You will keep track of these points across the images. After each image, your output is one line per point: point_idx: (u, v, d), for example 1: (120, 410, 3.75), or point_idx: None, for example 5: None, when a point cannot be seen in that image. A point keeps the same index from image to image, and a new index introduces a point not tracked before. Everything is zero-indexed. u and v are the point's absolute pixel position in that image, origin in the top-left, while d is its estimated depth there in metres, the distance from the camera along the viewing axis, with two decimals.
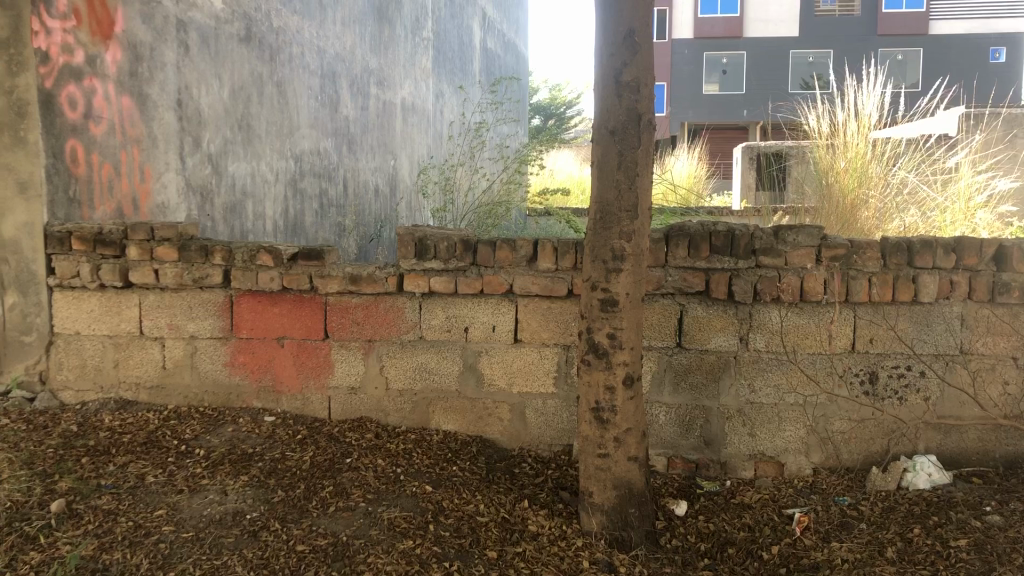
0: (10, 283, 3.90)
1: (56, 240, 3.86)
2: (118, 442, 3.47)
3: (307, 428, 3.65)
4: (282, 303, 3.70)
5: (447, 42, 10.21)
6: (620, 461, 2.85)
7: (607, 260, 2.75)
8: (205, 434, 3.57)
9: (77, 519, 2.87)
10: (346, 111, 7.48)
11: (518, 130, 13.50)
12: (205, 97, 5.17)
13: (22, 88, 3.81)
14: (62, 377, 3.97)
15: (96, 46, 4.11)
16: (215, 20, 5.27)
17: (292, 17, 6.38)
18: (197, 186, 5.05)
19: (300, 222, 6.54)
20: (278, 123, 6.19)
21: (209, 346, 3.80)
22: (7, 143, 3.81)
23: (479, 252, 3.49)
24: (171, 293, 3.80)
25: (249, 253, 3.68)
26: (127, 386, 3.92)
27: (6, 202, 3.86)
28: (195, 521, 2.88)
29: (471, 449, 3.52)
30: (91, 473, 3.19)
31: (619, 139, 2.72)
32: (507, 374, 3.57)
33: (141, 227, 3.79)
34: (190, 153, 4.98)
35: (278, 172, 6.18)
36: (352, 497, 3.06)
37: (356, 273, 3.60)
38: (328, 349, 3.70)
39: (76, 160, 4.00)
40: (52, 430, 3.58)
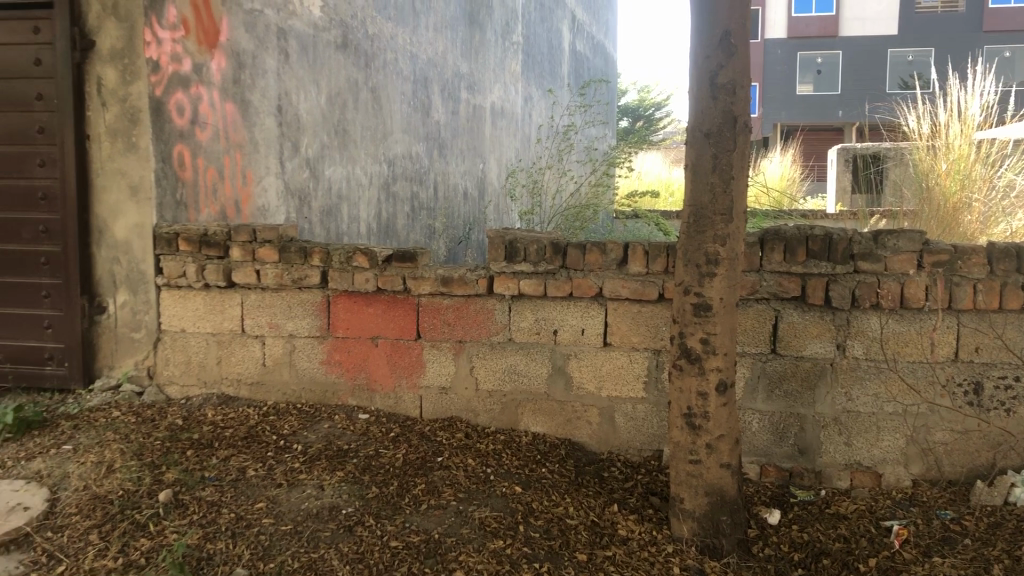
0: (122, 282, 4.10)
1: (164, 241, 4.05)
2: (220, 436, 3.61)
3: (400, 426, 3.72)
4: (376, 304, 3.79)
5: (537, 45, 10.23)
6: (712, 468, 2.82)
7: (701, 264, 2.73)
8: (302, 430, 3.67)
9: (183, 509, 3.00)
10: (437, 115, 7.59)
11: (606, 132, 13.44)
12: (304, 103, 5.34)
13: (134, 96, 4.01)
14: (168, 372, 4.14)
15: (203, 55, 4.29)
16: (314, 28, 5.43)
17: (386, 24, 6.50)
18: (295, 190, 5.23)
19: (392, 224, 6.68)
20: (372, 128, 6.32)
21: (307, 344, 3.91)
22: (120, 148, 4.04)
23: (569, 255, 3.49)
24: (271, 293, 3.92)
25: (345, 254, 3.77)
26: (228, 382, 4.06)
27: (119, 205, 4.07)
28: (294, 514, 2.97)
29: (560, 452, 3.53)
30: (196, 465, 3.32)
31: (714, 141, 2.69)
32: (596, 377, 3.56)
33: (244, 229, 3.94)
34: (289, 158, 5.16)
35: (372, 176, 6.32)
36: (443, 495, 3.11)
37: (448, 274, 3.66)
38: (419, 349, 3.77)
39: (182, 164, 4.21)
40: (159, 423, 3.75)
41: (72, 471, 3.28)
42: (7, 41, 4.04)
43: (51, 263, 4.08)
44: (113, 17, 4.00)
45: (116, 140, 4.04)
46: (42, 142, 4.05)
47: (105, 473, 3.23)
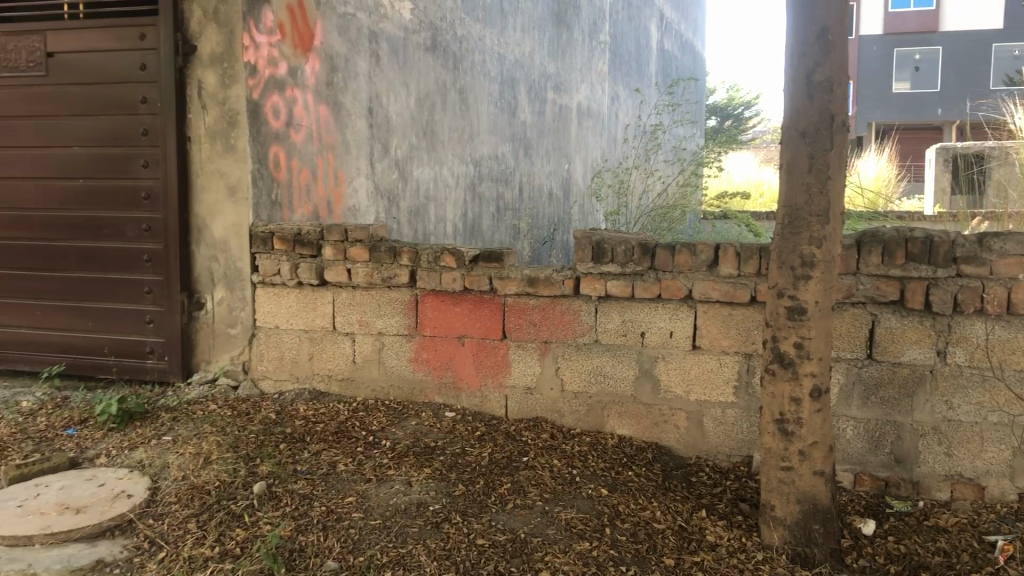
0: (220, 279, 4.24)
1: (260, 241, 4.17)
2: (312, 430, 3.69)
3: (486, 425, 3.74)
4: (463, 303, 3.82)
5: (624, 45, 10.18)
6: (805, 475, 2.75)
7: (796, 266, 2.67)
8: (390, 426, 3.73)
9: (276, 500, 3.07)
10: (524, 116, 7.61)
11: (694, 132, 13.26)
12: (394, 105, 5.42)
13: (232, 99, 4.14)
14: (262, 367, 4.26)
15: (298, 58, 4.40)
16: (404, 31, 5.50)
17: (475, 25, 6.55)
18: (384, 191, 5.32)
19: (478, 225, 6.72)
20: (460, 129, 6.38)
21: (396, 342, 3.97)
22: (219, 149, 4.18)
23: (657, 256, 3.45)
24: (362, 291, 3.99)
25: (433, 254, 3.81)
26: (320, 378, 4.15)
27: (217, 205, 4.21)
28: (382, 509, 3.02)
29: (646, 455, 3.49)
30: (289, 458, 3.41)
31: (810, 140, 2.63)
32: (684, 380, 3.51)
33: (336, 228, 4.01)
34: (379, 159, 5.26)
35: (459, 177, 6.38)
36: (529, 495, 3.12)
37: (534, 275, 3.66)
38: (505, 349, 3.78)
39: (277, 165, 4.33)
40: (254, 417, 3.86)
41: (172, 461, 3.40)
42: (114, 47, 4.21)
43: (153, 260, 4.26)
44: (213, 22, 4.13)
45: (215, 142, 4.18)
46: (145, 144, 4.22)
47: (202, 464, 3.34)
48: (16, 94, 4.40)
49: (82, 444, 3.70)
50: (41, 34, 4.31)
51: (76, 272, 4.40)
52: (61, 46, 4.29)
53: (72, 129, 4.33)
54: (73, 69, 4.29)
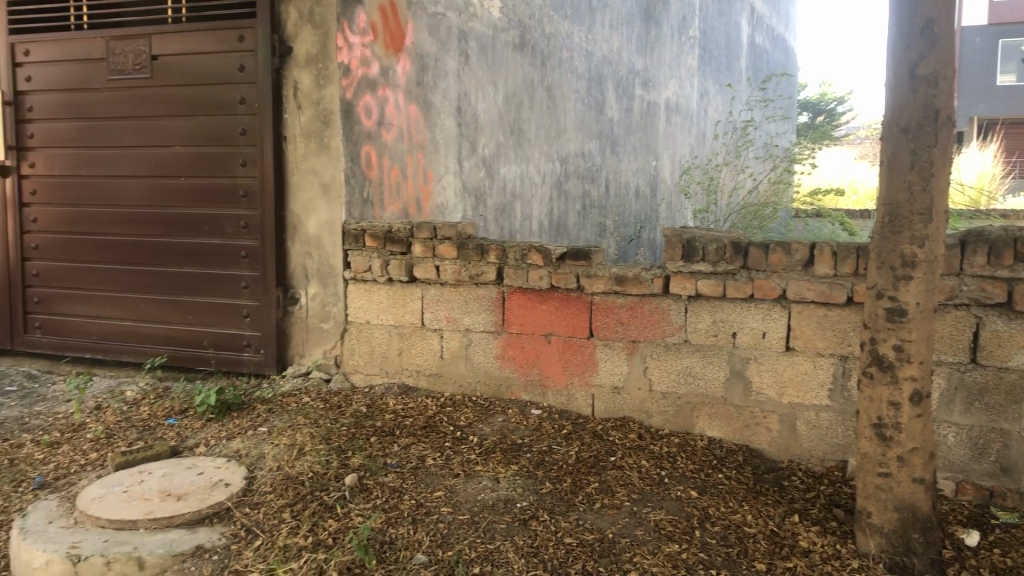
0: (313, 275, 4.35)
1: (352, 238, 4.25)
2: (401, 424, 3.75)
3: (572, 423, 3.74)
4: (550, 301, 3.82)
5: (714, 39, 10.01)
6: (904, 482, 2.66)
7: (896, 266, 2.58)
8: (478, 422, 3.76)
9: (367, 493, 3.13)
10: (611, 112, 7.57)
11: (786, 129, 12.97)
12: (482, 103, 5.46)
13: (327, 99, 4.23)
14: (353, 362, 4.34)
15: (391, 58, 4.46)
16: (493, 29, 5.53)
17: (563, 22, 6.54)
18: (471, 189, 5.37)
19: (564, 222, 6.72)
20: (547, 126, 6.38)
21: (483, 339, 3.99)
22: (314, 148, 4.28)
23: (750, 255, 3.39)
24: (450, 288, 4.03)
25: (521, 252, 3.83)
26: (408, 373, 4.20)
27: (311, 203, 4.31)
28: (470, 504, 3.04)
29: (737, 458, 3.43)
30: (379, 451, 3.47)
31: (912, 137, 2.54)
32: (777, 382, 3.44)
33: (425, 226, 4.06)
34: (467, 157, 5.31)
35: (545, 174, 6.39)
36: (617, 495, 3.10)
37: (623, 273, 3.64)
38: (593, 348, 3.77)
39: (369, 164, 4.41)
40: (345, 410, 3.94)
41: (267, 452, 3.50)
42: (215, 50, 4.35)
43: (251, 256, 4.40)
44: (309, 24, 4.23)
45: (310, 142, 4.28)
46: (244, 143, 4.35)
47: (296, 455, 3.43)
48: (123, 96, 4.60)
49: (183, 433, 3.84)
50: (147, 38, 4.49)
51: (178, 267, 4.57)
52: (165, 49, 4.46)
53: (175, 129, 4.49)
54: (176, 71, 4.45)
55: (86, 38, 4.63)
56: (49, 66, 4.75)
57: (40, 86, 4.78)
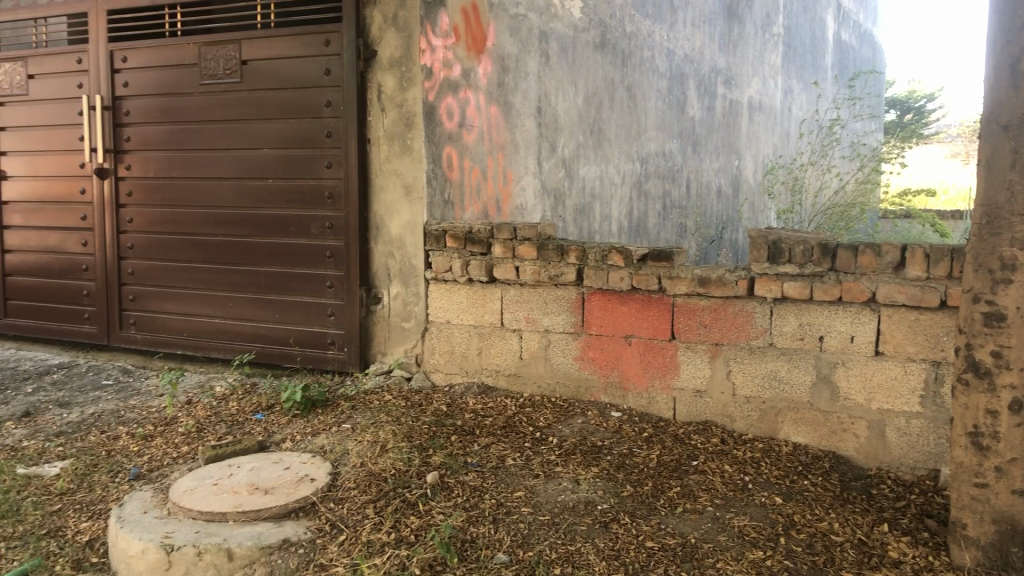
0: (395, 275, 4.41)
1: (434, 238, 4.30)
2: (481, 424, 3.77)
3: (653, 427, 3.70)
4: (631, 303, 3.80)
5: (799, 37, 9.80)
6: (1001, 494, 2.56)
7: (994, 269, 2.49)
8: (557, 423, 3.75)
9: (448, 491, 3.16)
10: (693, 112, 7.48)
11: (873, 127, 12.61)
12: (563, 104, 5.46)
13: (410, 101, 4.28)
14: (434, 361, 4.38)
15: (472, 60, 4.50)
16: (574, 29, 5.52)
17: (645, 22, 6.50)
18: (551, 190, 5.37)
19: (643, 223, 6.67)
20: (627, 126, 6.34)
21: (563, 340, 3.99)
22: (397, 150, 4.34)
23: (838, 256, 3.31)
24: (530, 289, 4.03)
25: (602, 253, 3.82)
26: (488, 372, 4.22)
27: (394, 204, 4.37)
28: (551, 505, 3.04)
29: (824, 464, 3.34)
30: (460, 450, 3.50)
31: (1013, 134, 2.44)
32: (866, 388, 3.34)
33: (506, 227, 4.07)
34: (547, 157, 5.31)
35: (625, 175, 6.35)
36: (699, 500, 3.06)
37: (706, 275, 3.59)
38: (675, 350, 3.73)
39: (451, 165, 4.45)
40: (426, 408, 3.98)
41: (351, 448, 3.57)
42: (302, 54, 4.45)
43: (336, 256, 4.50)
44: (393, 27, 4.28)
45: (393, 143, 4.35)
46: (330, 145, 4.45)
47: (379, 452, 3.48)
48: (214, 100, 4.74)
49: (269, 428, 3.94)
50: (237, 43, 4.62)
51: (266, 266, 4.70)
52: (254, 54, 4.58)
53: (263, 133, 4.61)
54: (265, 75, 4.57)
55: (179, 44, 4.79)
56: (145, 72, 4.94)
57: (136, 91, 4.97)
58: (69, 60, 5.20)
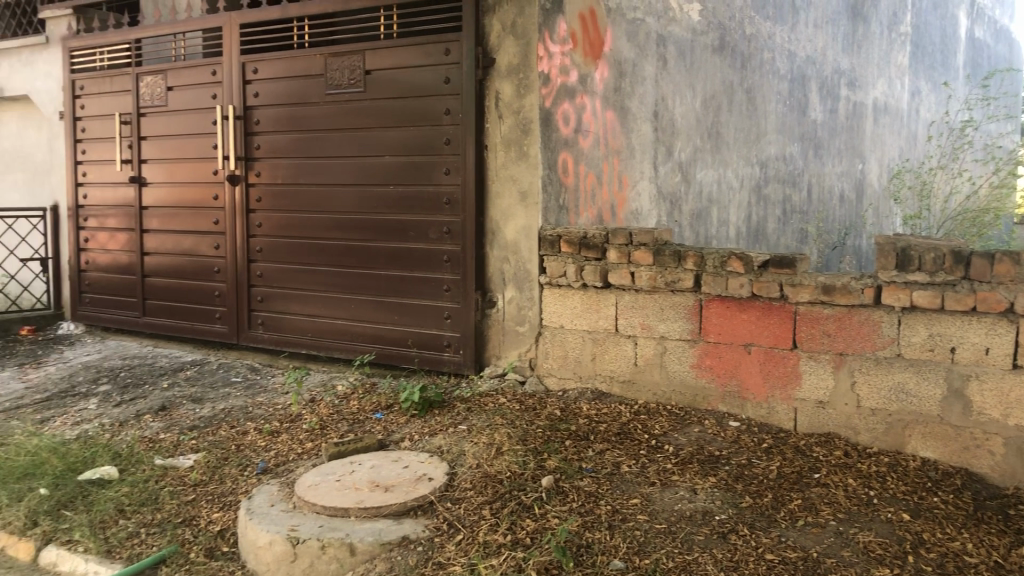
0: (510, 280, 4.46)
1: (548, 243, 4.32)
2: (596, 430, 3.77)
3: (773, 437, 3.62)
4: (751, 310, 3.73)
5: (929, 35, 9.41)
6: None
7: None
8: (673, 432, 3.72)
9: (563, 495, 3.18)
10: (814, 114, 7.28)
11: (1009, 129, 11.97)
12: (680, 108, 5.41)
13: (527, 108, 4.31)
14: (548, 365, 4.40)
15: (588, 67, 4.51)
16: (692, 32, 5.47)
17: (765, 24, 6.36)
18: (667, 194, 5.32)
19: (762, 228, 6.53)
20: (746, 130, 6.23)
21: (679, 347, 3.95)
22: (513, 156, 4.38)
23: (973, 265, 3.16)
24: (646, 294, 4.01)
25: (721, 259, 3.77)
26: (602, 378, 4.21)
27: (510, 209, 4.42)
28: (667, 514, 3.02)
29: (955, 482, 3.19)
30: (575, 455, 3.51)
31: None
32: (1002, 403, 3.17)
33: (621, 232, 4.06)
34: (663, 162, 5.27)
35: (744, 179, 6.24)
36: (821, 514, 2.98)
37: (830, 283, 3.50)
38: (796, 359, 3.64)
39: (566, 170, 4.45)
40: (540, 412, 4.01)
41: (467, 449, 3.63)
42: (423, 63, 4.56)
43: (452, 260, 4.58)
44: (512, 35, 4.33)
45: (510, 149, 4.39)
46: (448, 152, 4.54)
47: (494, 454, 3.53)
48: (339, 109, 4.90)
49: (388, 427, 4.05)
50: (361, 53, 4.77)
51: (386, 270, 4.83)
52: (377, 63, 4.72)
53: (385, 140, 4.75)
54: (387, 84, 4.70)
55: (306, 55, 4.98)
56: (274, 83, 5.16)
57: (267, 101, 5.20)
58: (204, 73, 5.48)
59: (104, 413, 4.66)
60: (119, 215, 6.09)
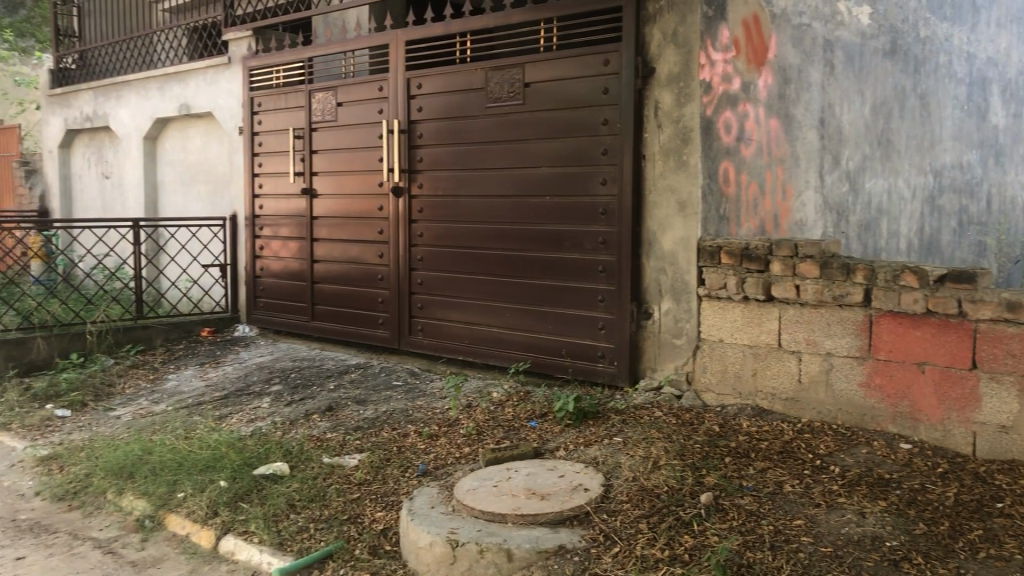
0: (667, 291, 4.41)
1: (708, 254, 4.25)
2: (757, 447, 3.67)
3: (949, 462, 3.41)
4: (925, 327, 3.54)
5: None
6: None
7: None
8: (839, 452, 3.57)
9: (723, 513, 3.11)
10: (996, 119, 6.81)
11: None
12: (847, 115, 5.19)
13: (688, 117, 4.28)
14: (706, 380, 4.32)
15: (752, 74, 4.24)
16: (861, 37, 5.28)
17: (942, 25, 6.07)
18: (834, 205, 5.02)
19: (935, 241, 6.19)
20: (919, 138, 5.93)
21: (846, 364, 3.79)
22: (672, 166, 4.35)
23: None
24: (811, 309, 3.89)
25: (893, 273, 3.60)
26: (763, 395, 4.10)
27: (667, 219, 4.38)
28: (834, 537, 2.90)
29: None
30: (735, 472, 3.43)
31: None
32: None
33: (785, 244, 3.95)
34: (830, 171, 4.94)
35: (915, 189, 5.92)
36: (1006, 546, 2.78)
37: (1016, 299, 3.27)
38: (975, 381, 3.41)
39: (726, 180, 4.26)
40: (698, 427, 3.94)
41: (623, 462, 3.62)
42: (581, 74, 4.59)
43: (608, 271, 4.58)
44: (672, 44, 4.30)
45: (668, 159, 4.36)
46: (605, 162, 4.54)
47: (652, 468, 3.51)
48: (498, 122, 5.01)
49: (544, 436, 4.09)
50: (520, 67, 4.86)
51: (541, 279, 4.88)
52: (536, 76, 4.80)
53: (542, 151, 4.80)
54: (545, 96, 4.77)
55: (468, 70, 5.12)
56: (436, 97, 5.32)
57: (429, 115, 5.37)
58: (371, 88, 5.72)
59: (275, 412, 4.93)
60: (291, 225, 6.44)
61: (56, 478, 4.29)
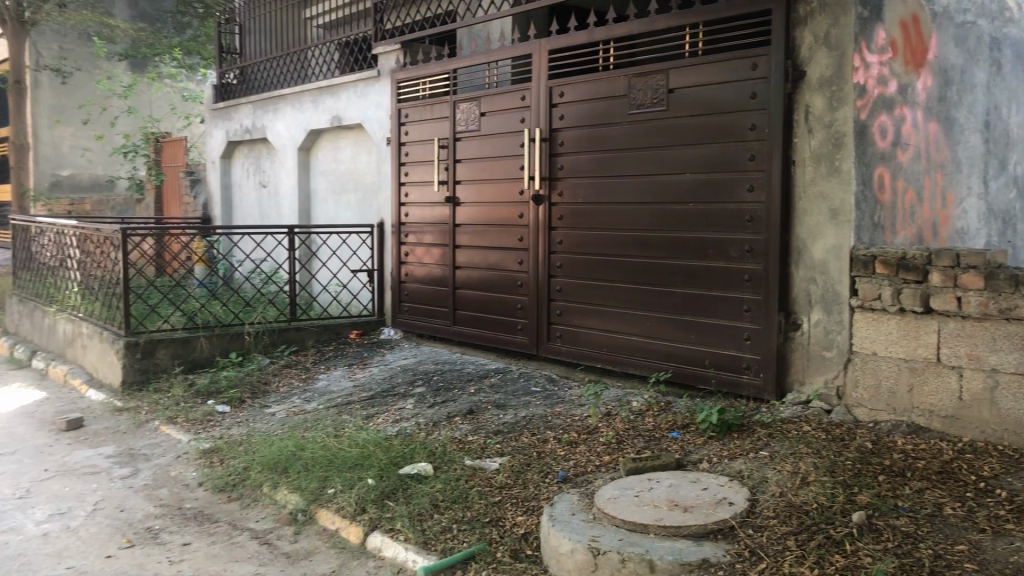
0: (817, 301, 4.27)
1: (861, 264, 4.09)
2: (913, 466, 3.50)
3: None
4: None
5: None
6: None
7: None
8: (1005, 475, 3.36)
9: (876, 534, 2.98)
10: None
11: None
12: (1015, 116, 4.94)
13: (840, 121, 4.11)
14: (858, 395, 4.15)
15: (910, 75, 4.11)
16: None
17: None
18: (1001, 212, 4.80)
19: None
20: None
21: (1014, 382, 3.56)
22: (824, 172, 4.20)
23: None
24: (974, 322, 3.68)
25: None
26: (920, 411, 3.90)
27: (818, 227, 4.24)
28: (1001, 565, 2.72)
29: None
30: (890, 492, 3.28)
31: None
32: None
33: (946, 253, 3.75)
34: (996, 176, 4.73)
35: None
36: None
37: None
38: None
39: (881, 186, 4.10)
40: (850, 443, 3.80)
41: (770, 476, 3.52)
42: (728, 79, 4.52)
43: (754, 279, 4.47)
44: (825, 46, 4.15)
45: (819, 165, 4.21)
46: (752, 168, 4.44)
47: (800, 484, 3.40)
48: (641, 128, 4.98)
49: (686, 447, 4.04)
50: (664, 72, 4.83)
51: (683, 287, 4.82)
52: (681, 82, 4.75)
53: (686, 158, 4.75)
54: (690, 101, 4.71)
55: (610, 76, 5.11)
56: (579, 105, 5.34)
57: (571, 123, 5.40)
58: (513, 98, 5.81)
59: (419, 413, 5.07)
60: (435, 232, 6.61)
61: (217, 471, 4.55)
